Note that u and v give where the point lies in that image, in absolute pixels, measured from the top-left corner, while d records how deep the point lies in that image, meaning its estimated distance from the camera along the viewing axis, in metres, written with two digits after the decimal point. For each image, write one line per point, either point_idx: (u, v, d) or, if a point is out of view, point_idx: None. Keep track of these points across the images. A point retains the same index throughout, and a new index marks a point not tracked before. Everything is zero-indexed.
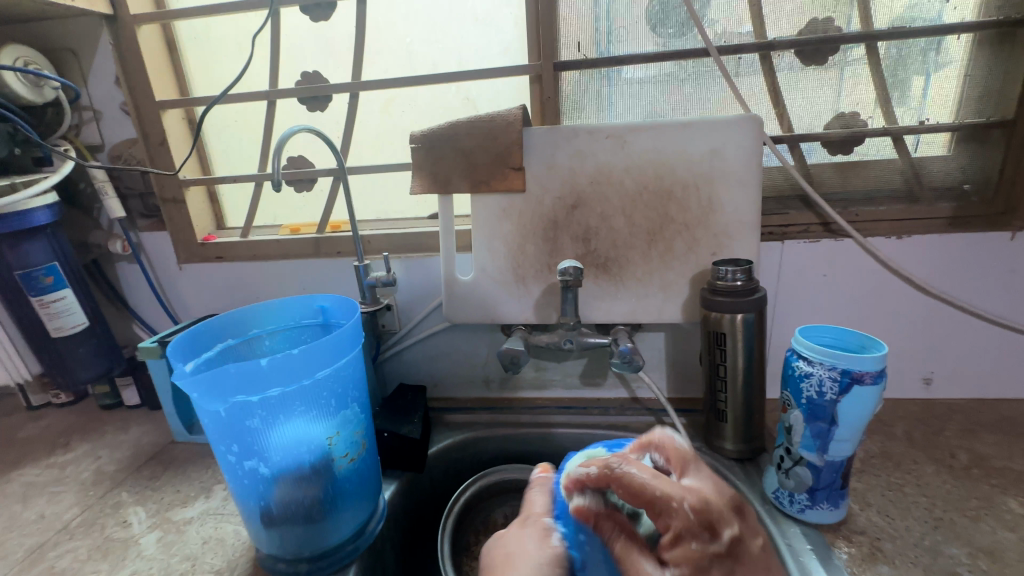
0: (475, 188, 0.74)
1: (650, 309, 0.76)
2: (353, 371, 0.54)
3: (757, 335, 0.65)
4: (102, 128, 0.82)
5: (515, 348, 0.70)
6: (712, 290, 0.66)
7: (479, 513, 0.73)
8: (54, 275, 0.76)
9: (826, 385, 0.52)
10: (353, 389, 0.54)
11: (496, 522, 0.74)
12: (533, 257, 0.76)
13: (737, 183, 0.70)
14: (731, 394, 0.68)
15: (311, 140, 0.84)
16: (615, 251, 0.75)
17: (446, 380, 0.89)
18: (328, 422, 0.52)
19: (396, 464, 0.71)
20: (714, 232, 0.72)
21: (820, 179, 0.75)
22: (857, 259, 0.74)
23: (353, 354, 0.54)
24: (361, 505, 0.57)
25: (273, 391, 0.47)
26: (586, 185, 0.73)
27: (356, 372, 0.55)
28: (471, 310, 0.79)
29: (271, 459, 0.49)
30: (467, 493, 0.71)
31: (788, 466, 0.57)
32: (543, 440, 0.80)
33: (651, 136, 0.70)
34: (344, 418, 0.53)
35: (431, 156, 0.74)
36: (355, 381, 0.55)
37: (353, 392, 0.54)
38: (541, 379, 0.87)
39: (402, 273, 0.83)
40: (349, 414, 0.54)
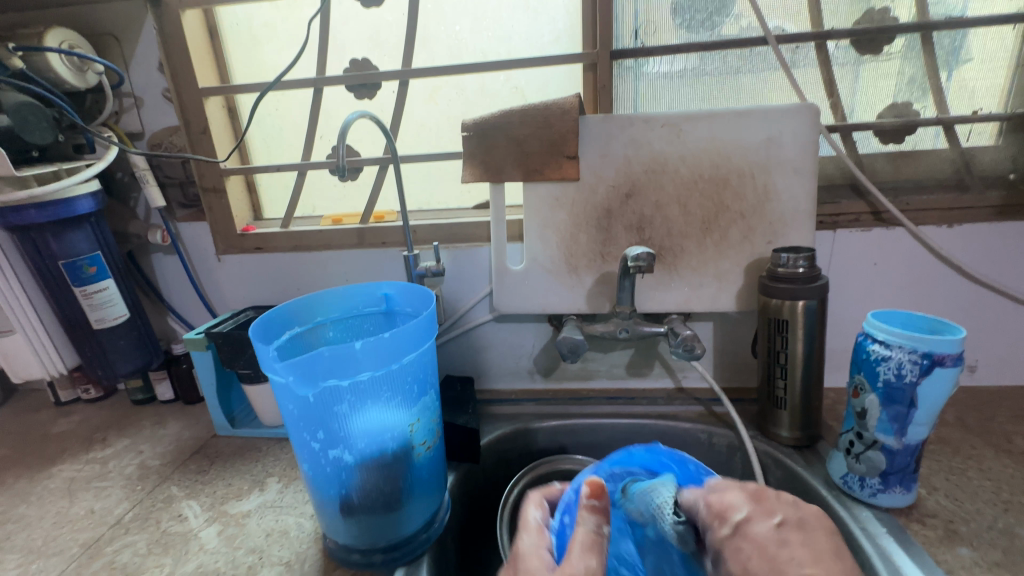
0: (528, 176, 0.74)
1: (704, 298, 0.75)
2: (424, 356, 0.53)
3: (818, 323, 0.66)
4: (142, 115, 0.80)
5: (575, 338, 0.69)
6: (772, 277, 0.67)
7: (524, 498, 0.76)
8: (97, 265, 0.74)
9: (906, 367, 0.52)
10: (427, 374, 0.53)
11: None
12: (586, 246, 0.76)
13: (793, 171, 0.71)
14: (790, 382, 0.68)
15: (371, 129, 0.83)
16: (669, 240, 0.74)
17: (491, 372, 0.88)
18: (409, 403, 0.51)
19: (454, 455, 0.71)
20: (769, 221, 0.72)
21: (872, 167, 0.76)
22: (909, 248, 0.74)
23: (431, 341, 0.53)
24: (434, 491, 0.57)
25: (362, 376, 0.46)
26: (641, 174, 0.73)
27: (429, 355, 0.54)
28: (522, 299, 0.79)
29: (355, 446, 0.49)
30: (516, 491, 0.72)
31: (858, 451, 0.58)
32: (593, 429, 0.80)
33: (707, 125, 0.71)
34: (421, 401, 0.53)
35: (484, 145, 0.74)
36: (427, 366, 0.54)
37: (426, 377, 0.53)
38: (586, 370, 0.87)
39: (450, 263, 0.82)
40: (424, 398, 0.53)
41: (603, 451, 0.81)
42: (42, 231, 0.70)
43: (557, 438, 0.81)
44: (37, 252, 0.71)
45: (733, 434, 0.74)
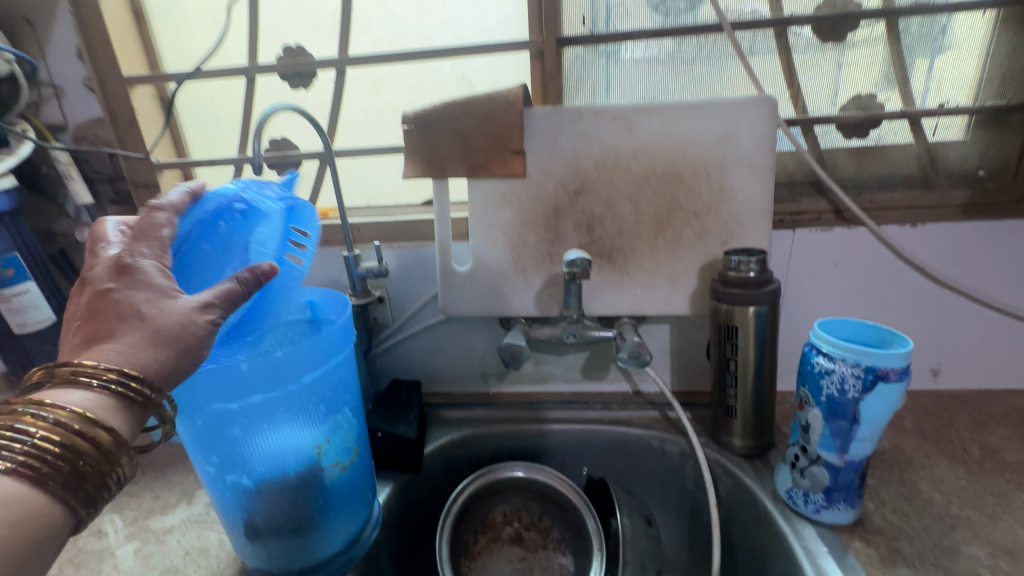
0: (471, 173, 0.70)
1: (656, 301, 0.72)
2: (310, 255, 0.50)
3: (770, 331, 0.63)
4: (64, 105, 0.74)
5: (517, 343, 0.66)
6: (723, 281, 0.64)
7: (464, 515, 0.73)
8: (15, 267, 0.70)
9: (849, 382, 0.49)
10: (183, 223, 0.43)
11: (495, 520, 0.76)
12: (534, 246, 0.72)
13: (749, 168, 0.67)
14: (741, 390, 0.65)
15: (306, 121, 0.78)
16: (620, 239, 0.71)
17: (442, 374, 0.85)
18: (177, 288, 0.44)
19: (392, 466, 0.69)
20: (724, 220, 0.69)
21: (834, 164, 0.72)
22: (870, 249, 0.71)
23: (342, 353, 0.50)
24: (366, 505, 0.56)
25: (252, 399, 0.43)
26: (590, 170, 0.69)
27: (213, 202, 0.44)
28: (469, 301, 0.75)
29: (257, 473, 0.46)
30: (465, 493, 0.73)
31: (803, 466, 0.55)
32: (544, 435, 0.78)
33: (658, 118, 0.67)
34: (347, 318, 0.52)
35: (425, 139, 0.70)
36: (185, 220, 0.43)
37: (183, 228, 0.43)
38: (539, 374, 0.84)
39: (395, 263, 0.78)
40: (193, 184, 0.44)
41: (556, 456, 0.79)
42: None
43: (506, 444, 0.79)
44: None
45: (684, 442, 0.72)
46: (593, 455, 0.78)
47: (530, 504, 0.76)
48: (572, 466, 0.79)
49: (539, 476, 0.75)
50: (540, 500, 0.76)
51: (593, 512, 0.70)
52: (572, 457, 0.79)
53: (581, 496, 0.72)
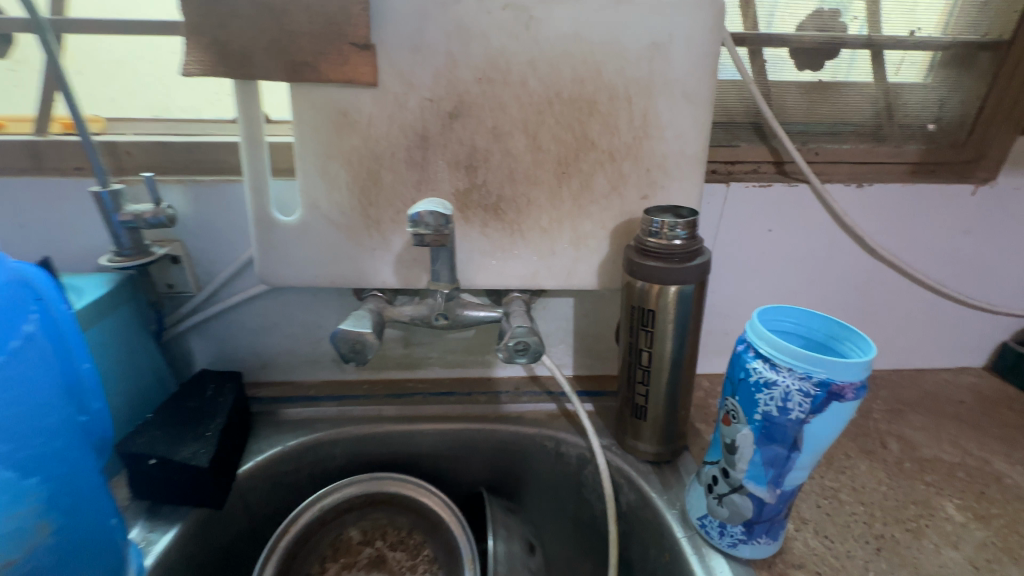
0: (292, 72, 0.46)
1: (556, 270, 0.55)
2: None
3: (693, 316, 0.49)
4: None
5: (359, 331, 0.46)
6: (640, 250, 0.48)
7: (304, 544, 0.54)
8: None
9: (793, 400, 0.36)
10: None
11: (351, 542, 0.56)
12: (392, 190, 0.51)
13: (683, 98, 0.50)
14: (653, 389, 0.51)
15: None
16: (511, 187, 0.52)
17: (278, 359, 0.63)
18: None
19: (178, 500, 0.48)
20: (646, 167, 0.52)
21: (781, 102, 0.57)
22: (810, 211, 0.59)
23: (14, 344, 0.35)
24: (108, 556, 0.40)
25: None
26: (471, 84, 0.48)
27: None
28: (299, 266, 0.53)
29: None
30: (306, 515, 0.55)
31: (721, 493, 0.43)
32: (412, 437, 0.61)
33: (568, 11, 0.47)
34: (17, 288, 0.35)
35: (213, 9, 0.44)
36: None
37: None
38: (412, 357, 0.65)
39: (188, 206, 0.53)
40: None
41: (427, 463, 0.62)
42: None
43: (365, 451, 0.61)
44: None
45: (584, 445, 0.58)
46: (474, 458, 0.62)
47: (398, 516, 0.58)
48: (449, 473, 0.63)
49: (400, 489, 0.58)
50: (409, 512, 0.58)
51: (469, 536, 0.54)
52: (449, 464, 0.63)
53: (452, 513, 0.56)
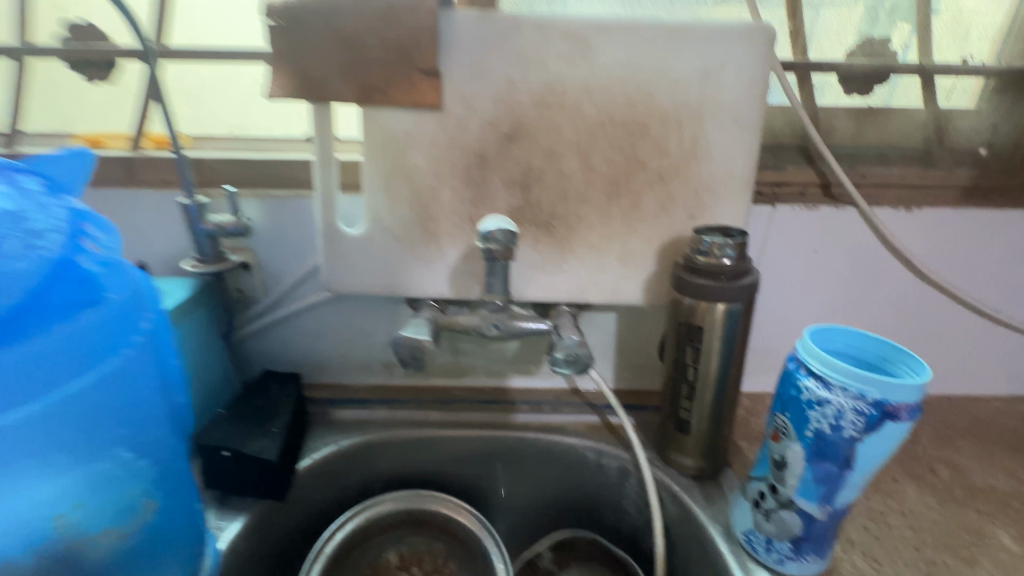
0: (365, 97, 0.50)
1: (604, 286, 0.57)
2: (106, 264, 0.35)
3: (740, 334, 0.50)
4: None
5: (418, 338, 0.49)
6: (689, 268, 0.49)
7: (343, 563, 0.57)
8: None
9: (846, 419, 0.37)
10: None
11: (389, 564, 0.59)
12: (451, 206, 0.54)
13: (733, 122, 0.51)
14: (698, 404, 0.52)
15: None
16: (563, 205, 0.54)
17: (332, 363, 0.67)
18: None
19: (246, 491, 0.51)
20: (695, 188, 0.54)
21: (830, 125, 0.58)
22: (856, 234, 0.59)
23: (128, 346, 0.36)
24: (183, 549, 0.41)
25: None
26: (528, 108, 0.51)
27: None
28: (360, 276, 0.56)
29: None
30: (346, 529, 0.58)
31: (769, 508, 0.44)
32: (457, 443, 0.63)
33: (624, 41, 0.49)
34: (132, 290, 0.37)
35: (298, 40, 0.49)
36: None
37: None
38: (458, 365, 0.68)
39: (262, 218, 0.57)
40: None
41: (466, 476, 0.65)
42: None
43: (411, 454, 0.63)
44: None
45: (626, 457, 0.59)
46: (515, 468, 0.64)
47: (436, 543, 0.61)
48: (489, 483, 0.65)
49: (432, 507, 0.60)
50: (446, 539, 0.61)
51: (502, 550, 0.57)
52: (489, 472, 0.65)
53: (484, 530, 0.58)
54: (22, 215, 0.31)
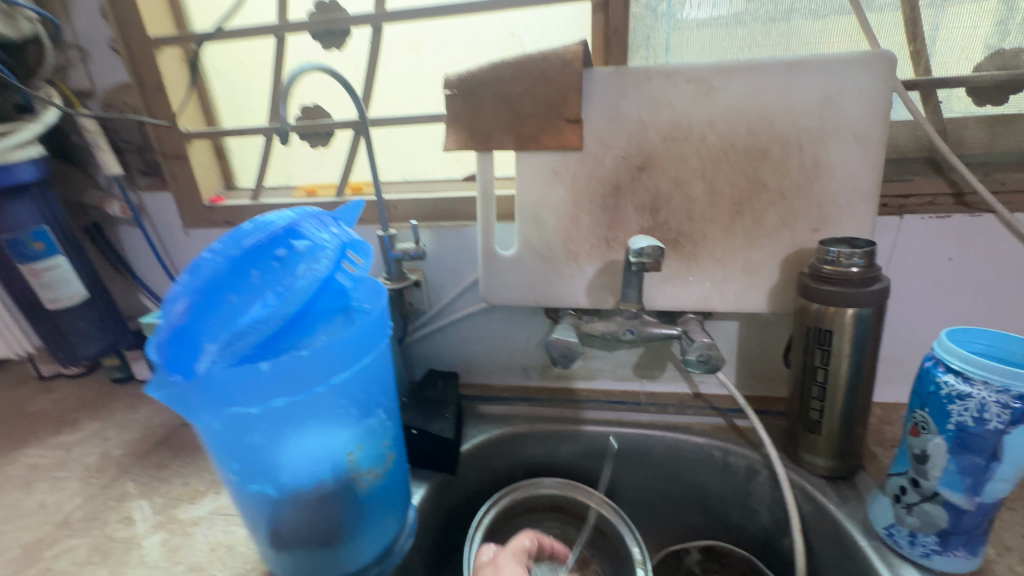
0: (521, 144, 0.62)
1: (728, 295, 0.63)
2: (358, 280, 0.44)
3: (871, 337, 0.53)
4: (90, 70, 0.72)
5: (567, 340, 0.59)
6: (815, 277, 0.54)
7: (496, 535, 0.66)
8: (45, 240, 0.67)
9: (990, 411, 0.39)
10: (184, 285, 0.36)
11: None
12: (589, 229, 0.64)
13: (854, 142, 0.56)
14: (829, 405, 0.56)
15: (328, 83, 0.74)
16: (689, 224, 0.61)
17: (479, 365, 0.79)
18: (183, 359, 0.35)
19: (427, 465, 0.63)
20: (817, 203, 0.58)
21: (959, 135, 0.60)
22: (997, 241, 0.59)
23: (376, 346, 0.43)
24: (395, 505, 0.50)
25: (294, 401, 0.37)
26: (657, 143, 0.60)
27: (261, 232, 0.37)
28: (512, 289, 0.68)
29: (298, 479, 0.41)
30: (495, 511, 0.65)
31: (911, 502, 0.46)
32: (591, 438, 0.71)
33: (745, 79, 0.56)
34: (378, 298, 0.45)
35: (470, 104, 0.62)
36: (177, 291, 0.36)
37: (188, 287, 0.35)
38: (587, 369, 0.76)
39: (433, 245, 0.72)
40: (233, 228, 0.38)
41: (598, 469, 0.72)
42: None
43: (550, 446, 0.72)
44: None
45: (754, 456, 0.63)
46: (644, 464, 0.70)
47: (568, 528, 0.69)
48: (619, 476, 0.72)
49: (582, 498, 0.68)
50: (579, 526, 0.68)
51: (641, 543, 0.62)
52: (619, 466, 0.71)
53: (624, 523, 0.64)
54: (324, 243, 0.39)
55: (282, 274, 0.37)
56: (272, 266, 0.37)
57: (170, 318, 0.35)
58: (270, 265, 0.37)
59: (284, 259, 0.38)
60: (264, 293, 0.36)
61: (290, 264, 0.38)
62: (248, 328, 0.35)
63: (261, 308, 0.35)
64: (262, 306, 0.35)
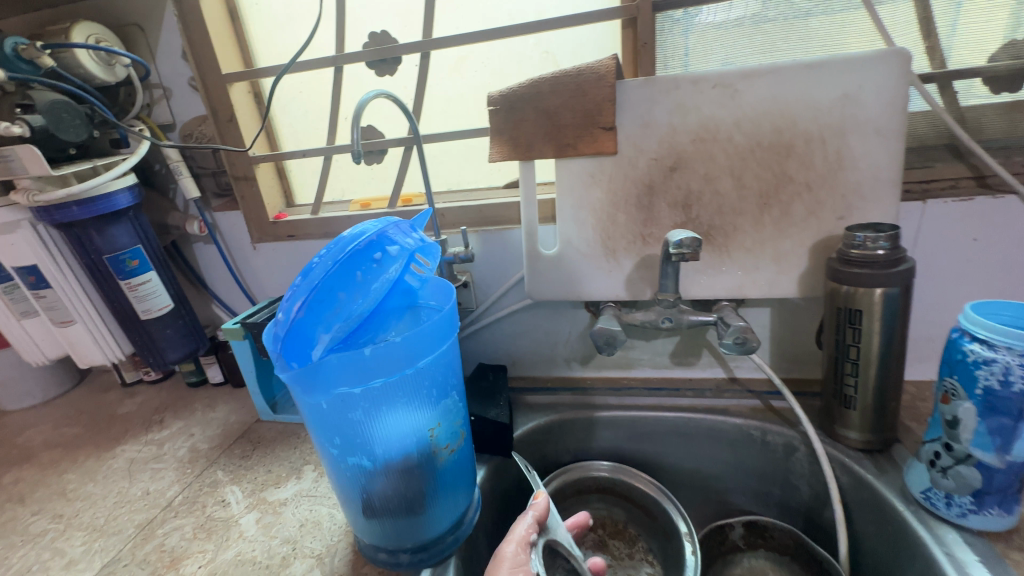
0: (560, 152, 0.67)
1: (760, 282, 0.67)
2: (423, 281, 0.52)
3: (900, 315, 0.56)
4: (172, 105, 0.82)
5: (611, 329, 0.64)
6: (844, 260, 0.57)
7: None
8: (139, 258, 0.77)
9: (1015, 374, 0.43)
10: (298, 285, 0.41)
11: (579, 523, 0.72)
12: (625, 227, 0.69)
13: (875, 134, 0.60)
14: (862, 380, 0.59)
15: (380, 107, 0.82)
16: (720, 218, 0.66)
17: (524, 358, 0.85)
18: (298, 349, 0.41)
19: (485, 448, 0.69)
20: (842, 192, 0.62)
21: (978, 123, 0.63)
22: (1021, 221, 0.62)
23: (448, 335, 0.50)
24: (465, 481, 0.55)
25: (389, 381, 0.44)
26: (687, 144, 0.65)
27: (362, 238, 0.43)
28: (554, 285, 0.73)
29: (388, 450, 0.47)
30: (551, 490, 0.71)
31: (946, 465, 0.49)
32: (633, 423, 0.76)
33: (768, 82, 0.61)
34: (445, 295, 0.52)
35: (512, 118, 0.68)
36: (291, 292, 0.41)
37: (304, 287, 0.41)
38: (626, 359, 0.81)
39: (480, 248, 0.78)
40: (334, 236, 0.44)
41: (641, 452, 0.77)
42: (86, 226, 0.73)
43: (594, 431, 0.77)
44: (84, 248, 0.75)
45: (792, 433, 0.67)
46: (685, 445, 0.75)
47: (614, 509, 0.73)
48: (662, 457, 0.76)
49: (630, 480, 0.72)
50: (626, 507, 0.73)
51: (686, 517, 0.66)
52: (661, 448, 0.76)
53: (668, 499, 0.69)
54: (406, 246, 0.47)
55: (377, 274, 0.44)
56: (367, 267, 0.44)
57: (288, 315, 0.40)
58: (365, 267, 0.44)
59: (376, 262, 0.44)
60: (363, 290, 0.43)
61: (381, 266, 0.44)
62: (355, 318, 0.41)
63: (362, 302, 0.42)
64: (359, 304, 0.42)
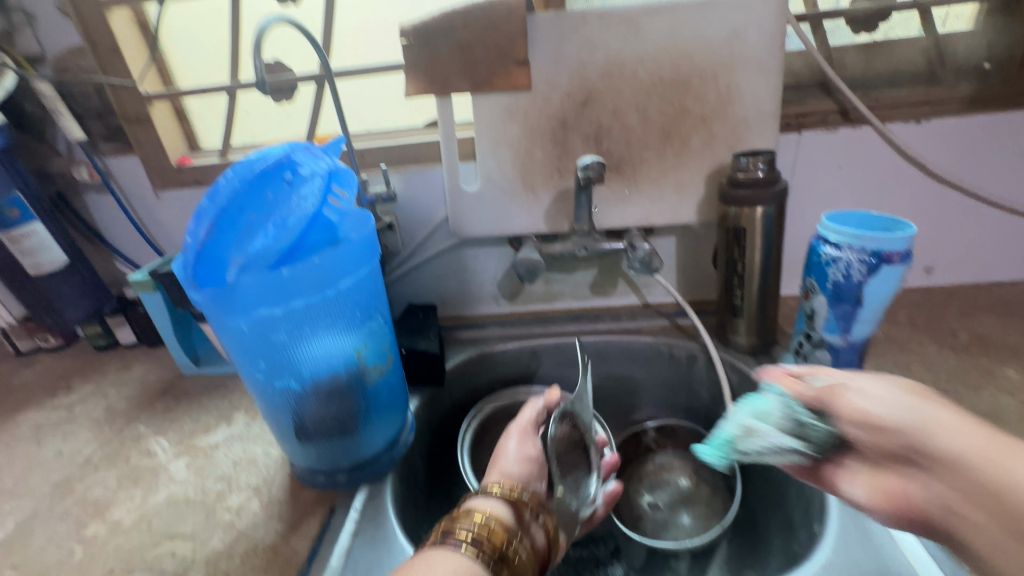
0: (476, 87, 0.68)
1: (664, 211, 0.74)
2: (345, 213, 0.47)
3: (776, 231, 0.65)
4: (40, 34, 0.73)
5: (531, 258, 0.68)
6: (731, 185, 0.64)
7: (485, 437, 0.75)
8: (19, 206, 0.71)
9: (854, 268, 0.52)
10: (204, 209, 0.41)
11: None
12: (543, 162, 0.72)
13: (758, 70, 0.66)
14: (747, 291, 0.68)
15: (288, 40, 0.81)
16: (628, 150, 0.71)
17: (454, 298, 0.87)
18: (210, 273, 0.41)
19: (418, 380, 0.72)
20: (731, 125, 0.69)
21: (842, 62, 0.72)
22: (874, 149, 0.72)
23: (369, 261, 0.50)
24: (398, 403, 0.58)
25: (308, 303, 0.45)
26: (596, 79, 0.68)
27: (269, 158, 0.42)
28: (478, 222, 0.76)
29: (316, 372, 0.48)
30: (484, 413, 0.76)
31: (806, 352, 0.59)
32: (557, 349, 0.82)
33: (666, 19, 0.65)
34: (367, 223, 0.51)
35: (427, 53, 0.66)
36: (197, 215, 0.40)
37: (211, 209, 0.40)
38: (550, 292, 0.86)
39: (402, 188, 0.78)
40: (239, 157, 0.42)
41: (565, 375, 0.83)
42: None
43: (522, 360, 0.82)
44: None
45: (693, 345, 0.76)
46: (604, 365, 0.82)
47: None
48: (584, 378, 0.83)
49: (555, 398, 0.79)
50: None
51: (604, 424, 0.74)
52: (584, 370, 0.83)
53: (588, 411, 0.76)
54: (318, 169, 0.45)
55: (286, 197, 0.43)
56: (276, 191, 0.43)
57: (197, 239, 0.40)
58: (274, 189, 0.43)
59: (286, 185, 0.43)
60: (272, 214, 0.42)
61: (292, 188, 0.43)
62: (264, 242, 0.41)
63: (269, 227, 0.41)
64: (264, 234, 0.41)
